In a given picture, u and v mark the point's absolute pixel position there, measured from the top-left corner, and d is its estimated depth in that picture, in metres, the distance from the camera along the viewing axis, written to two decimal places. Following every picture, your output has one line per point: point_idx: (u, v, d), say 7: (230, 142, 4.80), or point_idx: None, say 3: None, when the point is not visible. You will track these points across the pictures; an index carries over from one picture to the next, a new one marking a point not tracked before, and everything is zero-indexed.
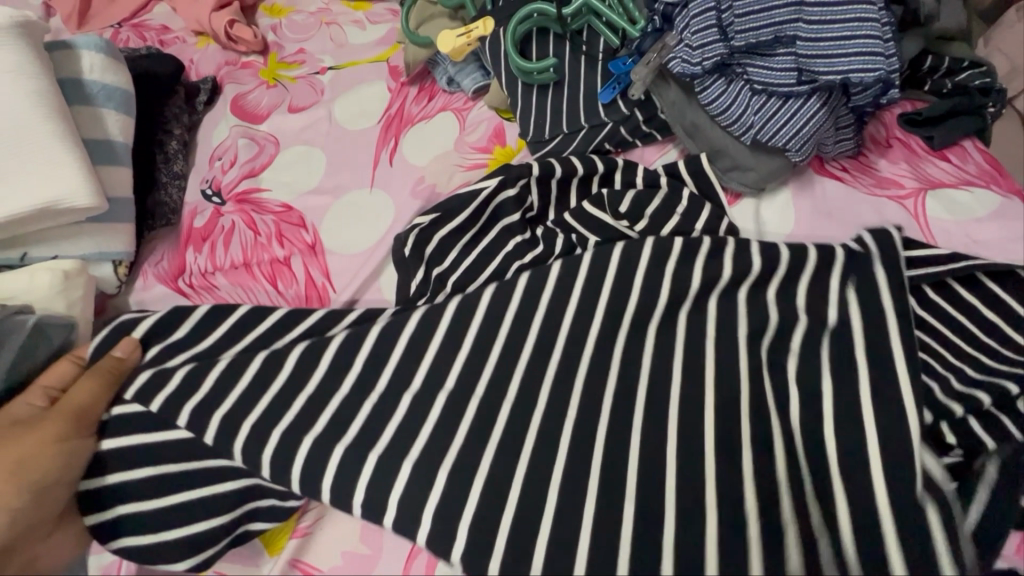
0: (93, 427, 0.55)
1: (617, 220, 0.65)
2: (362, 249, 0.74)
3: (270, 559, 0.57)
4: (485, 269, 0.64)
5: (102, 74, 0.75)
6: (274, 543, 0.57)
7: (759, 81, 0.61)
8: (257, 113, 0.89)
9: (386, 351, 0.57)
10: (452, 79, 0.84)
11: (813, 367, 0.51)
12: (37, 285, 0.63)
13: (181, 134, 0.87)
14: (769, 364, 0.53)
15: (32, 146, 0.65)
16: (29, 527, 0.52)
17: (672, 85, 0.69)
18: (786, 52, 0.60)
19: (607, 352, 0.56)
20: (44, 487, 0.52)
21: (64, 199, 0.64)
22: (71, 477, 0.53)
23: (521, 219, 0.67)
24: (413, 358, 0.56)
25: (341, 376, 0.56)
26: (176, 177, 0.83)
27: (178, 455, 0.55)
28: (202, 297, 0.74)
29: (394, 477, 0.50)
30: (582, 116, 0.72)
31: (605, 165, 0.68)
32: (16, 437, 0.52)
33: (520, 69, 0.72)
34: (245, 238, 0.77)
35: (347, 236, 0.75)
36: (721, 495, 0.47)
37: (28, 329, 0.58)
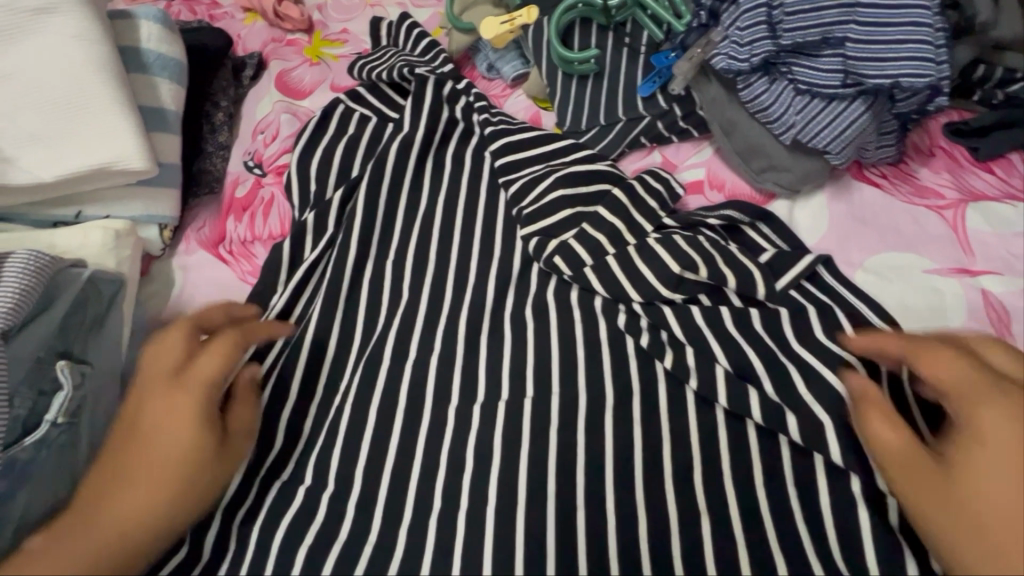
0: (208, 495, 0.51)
1: (671, 293, 0.60)
2: None
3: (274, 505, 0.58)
4: (611, 277, 0.62)
5: (158, 44, 0.78)
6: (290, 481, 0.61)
7: (803, 83, 0.61)
8: (300, 89, 0.92)
9: (435, 351, 0.62)
10: (492, 65, 0.85)
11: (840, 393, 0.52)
12: (90, 242, 0.66)
13: (227, 107, 0.90)
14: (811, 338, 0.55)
15: (93, 109, 0.68)
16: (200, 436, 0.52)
17: (713, 81, 0.68)
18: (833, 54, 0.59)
19: (616, 354, 0.59)
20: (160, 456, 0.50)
21: (116, 161, 0.67)
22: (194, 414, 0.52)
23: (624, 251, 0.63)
24: (455, 355, 0.62)
25: (378, 373, 0.61)
26: (221, 148, 0.86)
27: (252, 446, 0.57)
28: (240, 264, 0.75)
29: (439, 446, 0.56)
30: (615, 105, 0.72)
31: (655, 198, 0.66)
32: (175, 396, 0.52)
33: (561, 59, 0.73)
34: (285, 209, 0.79)
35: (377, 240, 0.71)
36: (726, 474, 0.52)
37: (82, 283, 0.61)
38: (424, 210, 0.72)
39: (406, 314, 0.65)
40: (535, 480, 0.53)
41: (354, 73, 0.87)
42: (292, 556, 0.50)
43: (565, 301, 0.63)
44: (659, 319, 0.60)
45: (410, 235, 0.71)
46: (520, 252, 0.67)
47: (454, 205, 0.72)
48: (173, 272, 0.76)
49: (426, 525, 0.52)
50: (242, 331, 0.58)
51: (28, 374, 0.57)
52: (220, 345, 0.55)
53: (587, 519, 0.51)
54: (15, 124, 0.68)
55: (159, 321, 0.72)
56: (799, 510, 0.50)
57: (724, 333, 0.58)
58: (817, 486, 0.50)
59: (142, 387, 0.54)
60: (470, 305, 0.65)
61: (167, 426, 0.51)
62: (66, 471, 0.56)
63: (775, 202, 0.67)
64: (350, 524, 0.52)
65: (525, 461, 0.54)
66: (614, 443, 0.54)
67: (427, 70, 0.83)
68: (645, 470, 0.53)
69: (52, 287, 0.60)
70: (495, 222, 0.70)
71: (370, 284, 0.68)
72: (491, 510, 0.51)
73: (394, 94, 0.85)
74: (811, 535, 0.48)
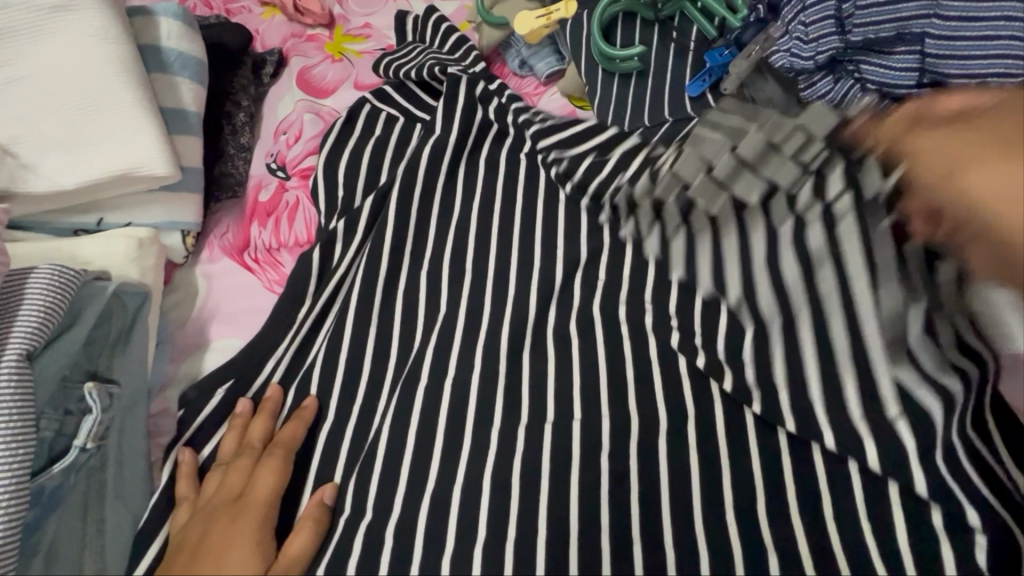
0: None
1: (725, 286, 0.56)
2: None
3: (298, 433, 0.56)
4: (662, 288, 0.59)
5: (179, 42, 0.75)
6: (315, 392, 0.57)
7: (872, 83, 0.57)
8: (323, 88, 0.89)
9: (475, 367, 0.59)
10: (525, 62, 0.81)
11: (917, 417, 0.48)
12: (113, 251, 0.63)
13: (248, 106, 0.86)
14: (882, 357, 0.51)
15: (114, 111, 0.65)
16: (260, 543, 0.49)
17: (770, 81, 0.65)
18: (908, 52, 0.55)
19: (668, 372, 0.56)
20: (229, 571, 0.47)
21: (140, 167, 0.64)
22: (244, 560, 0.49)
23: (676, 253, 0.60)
24: (497, 371, 0.58)
25: (416, 390, 0.58)
26: (243, 150, 0.83)
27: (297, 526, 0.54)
28: (266, 272, 0.72)
29: (483, 469, 0.53)
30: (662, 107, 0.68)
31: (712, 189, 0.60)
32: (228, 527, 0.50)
33: (603, 56, 0.69)
34: (310, 214, 0.76)
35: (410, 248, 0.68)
36: (791, 504, 0.49)
37: (107, 297, 0.58)
38: (458, 216, 0.69)
39: (444, 327, 0.62)
40: (587, 508, 0.50)
41: (380, 70, 0.82)
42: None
43: (611, 315, 0.60)
44: (714, 335, 0.56)
45: (445, 242, 0.68)
46: (561, 261, 0.64)
47: (490, 210, 0.69)
48: (196, 281, 0.73)
49: (473, 554, 0.49)
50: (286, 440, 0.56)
51: (53, 394, 0.54)
52: (277, 458, 0.55)
53: (644, 551, 0.48)
54: (33, 128, 0.65)
55: (184, 333, 0.69)
56: (875, 545, 0.46)
57: (785, 351, 0.54)
58: (892, 518, 0.47)
59: (189, 526, 0.51)
60: (511, 318, 0.61)
61: (227, 544, 0.49)
62: (94, 495, 0.54)
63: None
64: (390, 555, 0.49)
65: (575, 488, 0.51)
66: (669, 470, 0.51)
67: (460, 69, 0.78)
68: (704, 498, 0.50)
69: (76, 301, 0.57)
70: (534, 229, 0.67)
71: (405, 296, 0.65)
72: (541, 540, 0.49)
73: (424, 94, 0.81)
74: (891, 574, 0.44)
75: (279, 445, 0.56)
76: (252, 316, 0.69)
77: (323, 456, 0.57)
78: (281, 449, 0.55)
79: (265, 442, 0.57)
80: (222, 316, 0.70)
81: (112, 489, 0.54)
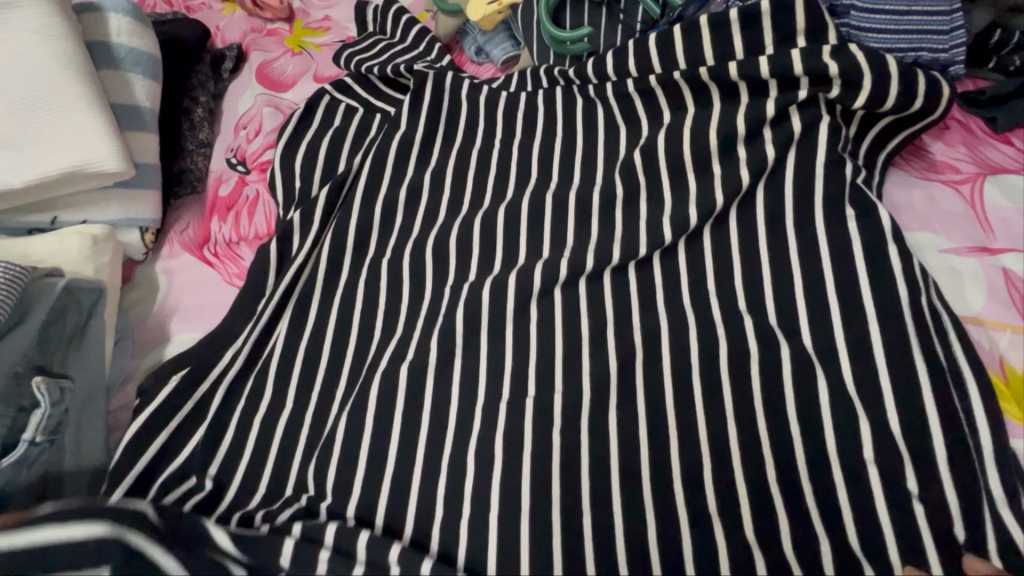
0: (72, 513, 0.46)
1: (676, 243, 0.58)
2: None
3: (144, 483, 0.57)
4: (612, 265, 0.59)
5: (129, 38, 0.74)
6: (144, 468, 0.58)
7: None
8: (283, 81, 0.89)
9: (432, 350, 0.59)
10: (481, 49, 0.82)
11: (859, 374, 0.49)
12: (66, 249, 0.63)
13: (207, 102, 0.86)
14: (823, 324, 0.52)
15: (62, 108, 0.65)
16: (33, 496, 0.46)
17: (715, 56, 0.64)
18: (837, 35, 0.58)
19: (620, 346, 0.56)
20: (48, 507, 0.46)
21: (90, 164, 0.64)
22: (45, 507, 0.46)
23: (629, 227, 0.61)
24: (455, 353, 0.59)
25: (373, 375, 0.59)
26: (202, 145, 0.83)
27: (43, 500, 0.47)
28: (226, 266, 0.72)
29: (440, 453, 0.54)
30: (611, 74, 0.67)
31: (657, 169, 0.62)
32: None
33: (553, 39, 0.70)
34: (270, 207, 0.76)
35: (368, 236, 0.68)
36: (737, 470, 0.49)
37: (58, 293, 0.58)
38: (412, 204, 0.69)
39: (403, 314, 0.63)
40: (539, 483, 0.51)
41: (340, 62, 0.83)
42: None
43: (566, 291, 0.59)
44: (662, 309, 0.57)
45: (403, 229, 0.68)
46: (516, 243, 0.64)
47: (443, 196, 0.69)
48: (157, 278, 0.73)
49: (429, 532, 0.50)
50: None
51: (4, 392, 0.54)
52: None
53: (593, 523, 0.49)
54: None
55: (144, 329, 0.69)
56: (819, 509, 0.46)
57: (732, 321, 0.54)
58: (834, 479, 0.46)
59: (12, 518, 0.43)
60: (468, 302, 0.61)
61: None
62: (51, 490, 0.54)
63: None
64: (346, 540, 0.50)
65: (528, 465, 0.52)
66: (617, 442, 0.52)
67: (426, 65, 0.79)
68: (654, 468, 0.50)
69: (27, 297, 0.57)
70: (494, 211, 0.66)
71: (363, 283, 0.65)
72: (494, 515, 0.50)
73: (392, 91, 0.81)
74: (833, 537, 0.45)
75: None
76: (211, 309, 0.69)
77: (281, 443, 0.57)
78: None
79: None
80: (182, 311, 0.70)
81: (68, 483, 0.55)
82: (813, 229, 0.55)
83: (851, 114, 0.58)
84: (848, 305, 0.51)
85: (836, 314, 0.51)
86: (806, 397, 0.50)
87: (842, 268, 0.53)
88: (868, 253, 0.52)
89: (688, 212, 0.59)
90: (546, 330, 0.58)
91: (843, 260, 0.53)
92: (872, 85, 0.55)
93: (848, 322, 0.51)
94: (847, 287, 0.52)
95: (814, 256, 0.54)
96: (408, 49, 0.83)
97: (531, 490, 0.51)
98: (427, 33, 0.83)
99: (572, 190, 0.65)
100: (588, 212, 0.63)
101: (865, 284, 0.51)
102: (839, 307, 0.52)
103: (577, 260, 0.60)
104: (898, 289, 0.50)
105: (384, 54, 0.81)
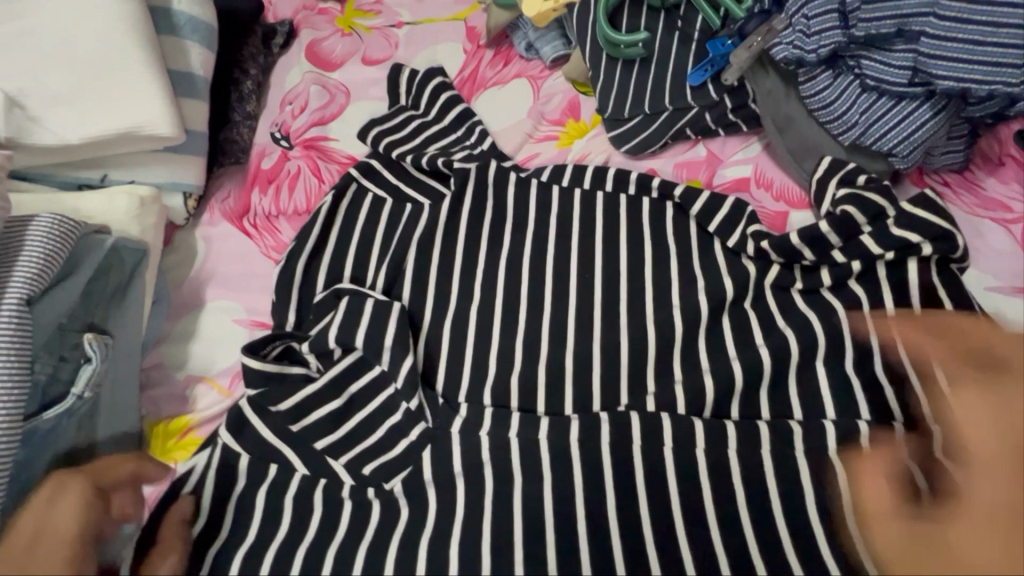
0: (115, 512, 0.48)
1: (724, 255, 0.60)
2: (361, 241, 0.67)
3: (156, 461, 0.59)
4: (651, 277, 0.60)
5: (190, 6, 0.75)
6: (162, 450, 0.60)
7: (845, 138, 0.59)
8: (331, 61, 0.89)
9: (468, 341, 0.59)
10: (531, 45, 0.82)
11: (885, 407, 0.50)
12: (113, 208, 0.65)
13: (256, 75, 0.87)
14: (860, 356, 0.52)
15: (120, 69, 0.66)
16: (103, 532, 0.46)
17: (771, 73, 0.63)
18: (868, 178, 0.57)
19: (657, 357, 0.56)
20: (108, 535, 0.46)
21: (143, 125, 0.65)
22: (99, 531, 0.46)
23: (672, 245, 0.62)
24: (490, 347, 0.59)
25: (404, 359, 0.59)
26: (248, 117, 0.84)
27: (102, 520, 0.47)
28: (264, 239, 0.73)
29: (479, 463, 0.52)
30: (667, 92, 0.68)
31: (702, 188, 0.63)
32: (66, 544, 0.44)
33: (608, 41, 0.70)
34: (310, 185, 0.77)
35: (409, 222, 0.67)
36: (768, 483, 0.48)
37: (106, 250, 0.60)
38: (452, 198, 0.66)
39: (439, 307, 0.61)
40: (561, 483, 0.50)
41: (366, 141, 0.74)
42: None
43: (604, 295, 0.60)
44: (694, 324, 0.57)
45: (440, 211, 0.66)
46: (558, 243, 0.64)
47: (487, 189, 0.67)
48: (197, 243, 0.74)
49: (452, 522, 0.49)
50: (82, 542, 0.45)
51: (49, 340, 0.56)
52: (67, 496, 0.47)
53: (619, 524, 0.47)
54: (39, 80, 0.65)
55: (181, 293, 0.70)
56: (847, 534, 0.44)
57: (762, 335, 0.55)
58: None
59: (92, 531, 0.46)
60: (506, 300, 0.61)
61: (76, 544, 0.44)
62: (85, 440, 0.56)
63: (791, 227, 0.63)
64: (347, 525, 0.50)
65: (548, 468, 0.50)
66: (647, 450, 0.50)
67: (465, 154, 0.72)
68: (685, 480, 0.49)
69: (77, 251, 0.59)
70: (545, 218, 0.65)
71: (399, 264, 0.64)
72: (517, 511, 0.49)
73: (432, 181, 0.71)
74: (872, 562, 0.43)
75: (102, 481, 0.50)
76: (250, 280, 0.70)
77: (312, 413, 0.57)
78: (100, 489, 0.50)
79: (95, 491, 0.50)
80: (220, 278, 0.71)
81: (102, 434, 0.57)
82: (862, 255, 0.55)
83: (946, 263, 0.54)
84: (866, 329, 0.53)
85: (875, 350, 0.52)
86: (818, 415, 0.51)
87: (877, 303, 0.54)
88: (905, 288, 0.53)
89: (734, 231, 0.60)
90: (581, 335, 0.58)
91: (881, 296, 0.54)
92: (930, 236, 0.53)
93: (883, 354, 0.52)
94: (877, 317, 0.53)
95: (846, 284, 0.55)
96: (446, 131, 0.76)
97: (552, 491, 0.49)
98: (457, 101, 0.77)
99: (621, 202, 0.65)
100: (638, 226, 0.64)
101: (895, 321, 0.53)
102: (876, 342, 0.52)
103: (612, 269, 0.61)
104: (932, 332, 0.52)
105: (417, 138, 0.75)
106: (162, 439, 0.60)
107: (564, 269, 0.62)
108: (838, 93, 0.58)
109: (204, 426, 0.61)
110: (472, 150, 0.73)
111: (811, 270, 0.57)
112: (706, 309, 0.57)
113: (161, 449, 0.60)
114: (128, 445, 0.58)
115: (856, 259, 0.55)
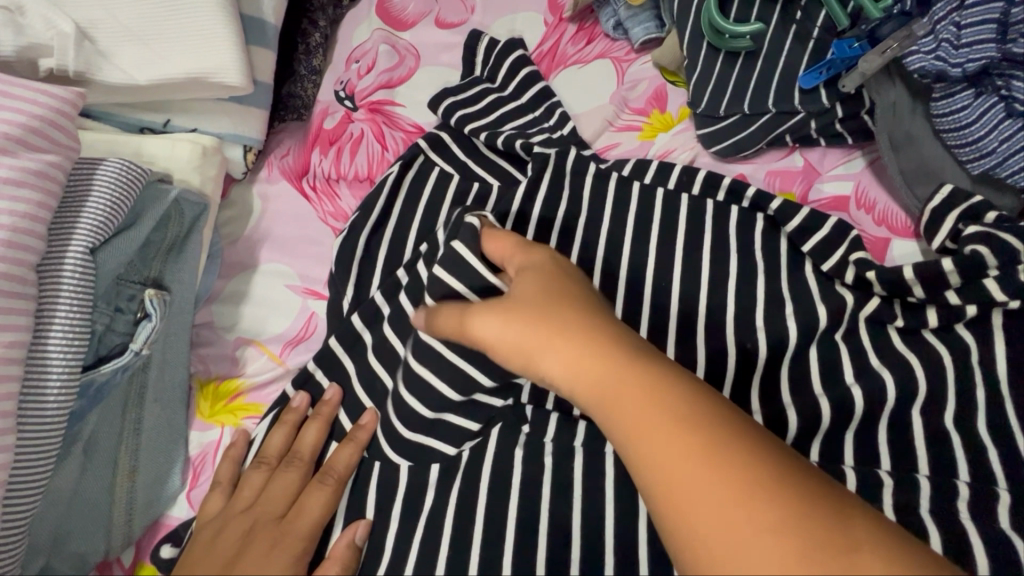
0: (298, 485, 0.52)
1: (818, 279, 0.55)
2: (429, 218, 0.64)
3: (205, 424, 0.59)
4: (734, 294, 0.56)
5: None
6: (212, 411, 0.60)
7: (975, 167, 0.54)
8: (402, 20, 0.82)
9: None
10: (620, 23, 0.75)
11: (982, 469, 0.46)
12: (176, 156, 0.62)
13: (325, 27, 0.82)
14: (960, 409, 0.48)
15: (193, 9, 0.62)
16: (286, 513, 0.50)
17: (898, 83, 0.57)
18: (999, 215, 0.52)
19: (735, 383, 0.52)
20: (301, 509, 0.50)
21: (213, 71, 0.62)
22: (309, 515, 0.50)
23: (761, 260, 0.57)
24: None
25: None
26: (313, 72, 0.79)
27: (272, 505, 0.51)
28: (323, 203, 0.70)
29: (539, 469, 0.50)
30: (773, 94, 0.63)
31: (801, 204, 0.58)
32: (279, 530, 0.49)
33: (713, 28, 0.64)
34: (372, 151, 0.73)
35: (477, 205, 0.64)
36: None
37: (169, 202, 0.58)
38: (528, 183, 0.62)
39: None
40: (624, 502, 0.48)
41: (438, 111, 0.70)
42: (381, 544, 0.50)
43: (681, 307, 0.56)
44: (779, 351, 0.53)
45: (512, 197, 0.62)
46: (636, 243, 0.59)
47: (565, 178, 0.63)
48: (253, 200, 0.71)
49: (507, 524, 0.48)
50: (289, 527, 0.49)
51: (107, 290, 0.55)
52: (326, 489, 0.51)
53: None
54: (111, 13, 0.62)
55: (234, 251, 0.68)
56: None
57: (852, 374, 0.51)
58: None
59: (274, 510, 0.50)
60: None
61: (274, 544, 0.48)
62: (135, 395, 0.56)
63: (891, 257, 0.58)
64: (398, 514, 0.50)
65: (612, 485, 0.49)
66: None
67: (544, 136, 0.68)
68: None
69: (139, 202, 0.57)
70: (624, 216, 0.61)
71: None
72: (577, 524, 0.48)
73: (504, 162, 0.67)
74: None
75: (299, 456, 0.53)
76: (305, 245, 0.67)
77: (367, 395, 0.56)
78: (299, 462, 0.53)
79: (281, 456, 0.54)
80: (274, 240, 0.68)
81: (152, 391, 0.57)
82: (982, 301, 0.49)
83: None
84: (971, 380, 0.49)
85: (977, 406, 0.48)
86: (906, 468, 0.47)
87: (990, 356, 0.49)
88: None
89: (833, 254, 0.55)
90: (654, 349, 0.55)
91: (995, 348, 0.49)
92: None
93: (986, 411, 0.48)
94: (986, 370, 0.49)
95: (953, 329, 0.51)
96: (524, 109, 0.71)
97: (613, 510, 0.48)
98: (537, 78, 0.72)
99: (708, 207, 0.60)
100: (725, 235, 0.59)
101: (1006, 378, 0.48)
102: (982, 397, 0.48)
103: (692, 278, 0.57)
104: None
105: (492, 113, 0.70)
106: (212, 401, 0.60)
107: (641, 274, 0.58)
108: (980, 116, 0.52)
109: (253, 392, 0.60)
110: (551, 133, 0.69)
111: (914, 308, 0.52)
112: (794, 338, 0.53)
113: (210, 411, 0.60)
114: (176, 407, 0.58)
115: (973, 302, 0.49)
